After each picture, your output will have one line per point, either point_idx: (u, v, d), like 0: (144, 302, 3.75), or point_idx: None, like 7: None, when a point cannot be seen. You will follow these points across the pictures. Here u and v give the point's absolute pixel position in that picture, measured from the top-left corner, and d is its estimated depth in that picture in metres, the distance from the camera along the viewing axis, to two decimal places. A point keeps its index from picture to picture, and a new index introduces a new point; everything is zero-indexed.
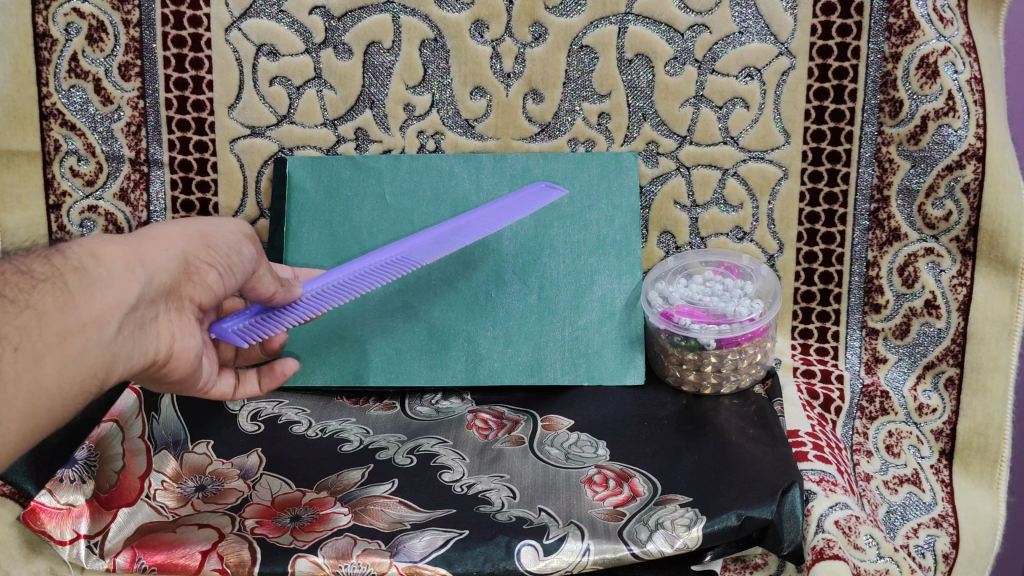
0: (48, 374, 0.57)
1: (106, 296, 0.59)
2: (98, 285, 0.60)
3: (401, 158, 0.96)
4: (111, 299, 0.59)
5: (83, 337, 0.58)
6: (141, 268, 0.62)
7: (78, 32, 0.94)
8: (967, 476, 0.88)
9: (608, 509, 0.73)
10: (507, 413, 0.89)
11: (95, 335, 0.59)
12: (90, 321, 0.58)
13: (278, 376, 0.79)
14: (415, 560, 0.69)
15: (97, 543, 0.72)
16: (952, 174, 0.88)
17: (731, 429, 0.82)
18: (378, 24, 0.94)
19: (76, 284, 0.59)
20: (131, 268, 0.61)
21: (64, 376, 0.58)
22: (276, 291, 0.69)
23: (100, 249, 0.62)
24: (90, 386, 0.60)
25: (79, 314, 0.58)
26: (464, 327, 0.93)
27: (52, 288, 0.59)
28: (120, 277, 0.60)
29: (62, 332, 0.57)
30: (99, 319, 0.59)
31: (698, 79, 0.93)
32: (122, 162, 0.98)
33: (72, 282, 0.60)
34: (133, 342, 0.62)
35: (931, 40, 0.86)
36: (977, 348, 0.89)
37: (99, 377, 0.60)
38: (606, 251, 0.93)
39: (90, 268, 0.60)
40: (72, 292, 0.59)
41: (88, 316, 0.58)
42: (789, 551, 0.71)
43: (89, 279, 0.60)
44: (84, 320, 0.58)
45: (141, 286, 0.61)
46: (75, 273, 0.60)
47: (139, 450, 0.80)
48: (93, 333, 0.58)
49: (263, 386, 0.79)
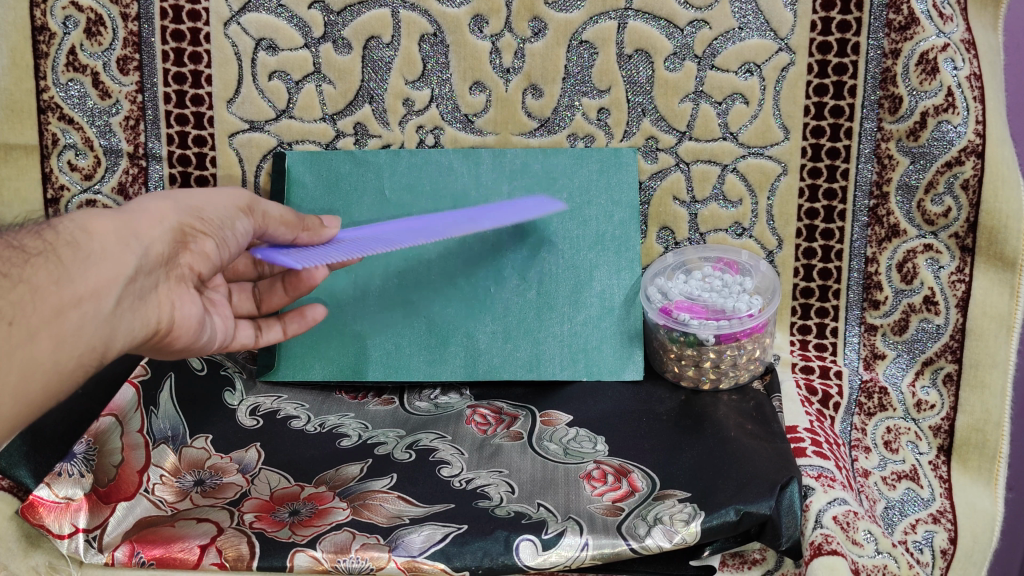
0: (42, 351, 0.57)
1: (102, 269, 0.59)
2: (93, 259, 0.59)
3: (401, 153, 0.96)
4: (108, 272, 0.59)
5: (80, 311, 0.58)
6: (136, 241, 0.61)
7: (76, 26, 0.94)
8: (965, 472, 0.88)
9: (607, 504, 0.73)
10: (506, 408, 0.90)
11: (93, 308, 0.59)
12: (87, 294, 0.58)
13: (307, 320, 0.81)
14: (414, 556, 0.69)
15: (97, 537, 0.72)
16: (952, 170, 0.88)
17: (730, 424, 0.82)
18: (378, 19, 0.94)
19: (70, 258, 0.59)
20: (127, 242, 0.61)
21: (60, 350, 0.58)
22: (299, 236, 0.74)
23: (92, 223, 0.61)
24: (89, 360, 0.60)
25: (75, 287, 0.58)
26: (463, 323, 0.93)
27: (46, 263, 0.58)
28: (115, 251, 0.60)
29: (59, 306, 0.57)
30: (96, 292, 0.59)
31: (697, 75, 0.93)
32: (121, 156, 0.98)
33: (65, 257, 0.59)
34: (132, 314, 0.62)
35: (931, 36, 0.86)
36: (976, 344, 0.89)
37: (99, 351, 0.60)
38: (605, 246, 0.93)
39: (83, 242, 0.60)
40: (67, 266, 0.58)
41: (85, 289, 0.58)
42: (788, 546, 0.71)
43: (83, 253, 0.59)
44: (81, 293, 0.58)
45: (138, 259, 0.61)
46: (68, 247, 0.60)
47: (138, 443, 0.79)
48: (90, 306, 0.58)
49: (287, 332, 0.81)
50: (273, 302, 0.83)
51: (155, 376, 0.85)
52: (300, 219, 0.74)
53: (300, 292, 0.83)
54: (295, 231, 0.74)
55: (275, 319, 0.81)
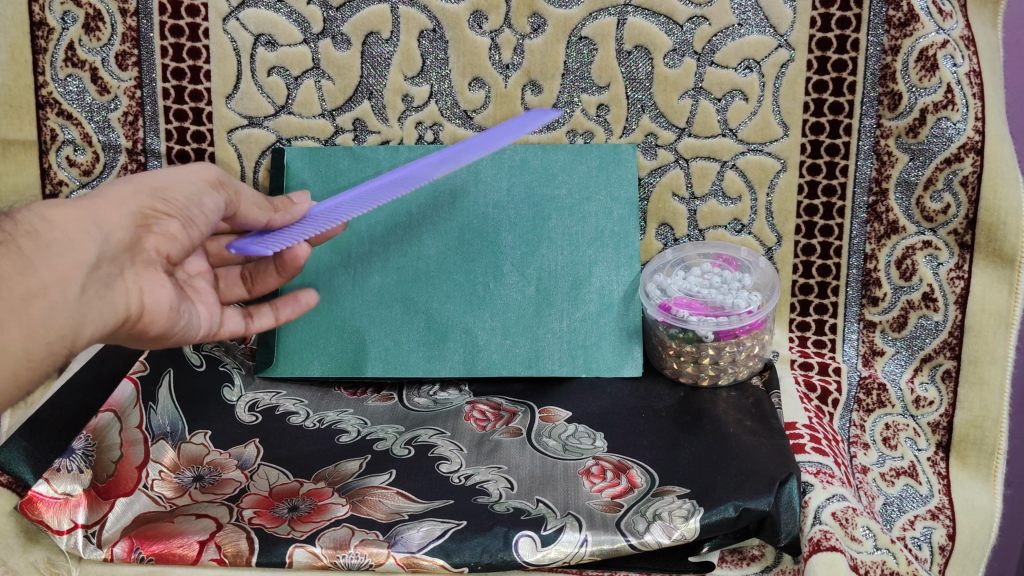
0: (13, 338, 0.57)
1: (64, 258, 0.59)
2: (54, 247, 0.59)
3: (400, 149, 0.96)
4: (70, 260, 0.59)
5: (47, 298, 0.58)
6: (96, 228, 0.61)
7: (75, 21, 0.94)
8: (964, 469, 0.89)
9: (606, 500, 0.73)
10: (505, 404, 0.90)
11: (58, 296, 0.58)
12: (51, 283, 0.58)
13: (300, 305, 0.81)
14: (413, 551, 0.69)
15: (95, 533, 0.72)
16: (951, 167, 0.88)
17: (728, 420, 0.82)
18: (377, 14, 0.94)
19: (31, 248, 0.59)
20: (87, 230, 0.61)
21: (30, 338, 0.58)
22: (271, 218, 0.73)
23: (53, 212, 0.61)
24: (59, 349, 0.60)
25: (39, 276, 0.58)
26: (463, 319, 0.93)
27: (8, 253, 0.58)
28: (76, 239, 0.60)
29: (25, 295, 0.57)
30: (60, 281, 0.58)
31: (697, 71, 0.93)
32: (119, 152, 0.98)
33: (26, 247, 0.59)
34: (99, 302, 0.61)
35: (931, 33, 0.86)
36: (975, 341, 0.89)
37: (68, 338, 0.60)
38: (604, 242, 0.93)
39: (43, 232, 0.60)
40: (29, 255, 0.58)
41: (49, 278, 0.58)
42: (786, 543, 0.71)
43: (44, 243, 0.59)
44: (46, 282, 0.58)
45: (100, 246, 0.61)
46: (28, 238, 0.59)
47: (137, 439, 0.79)
48: (55, 293, 0.58)
49: (278, 318, 0.81)
50: (267, 282, 0.84)
51: (154, 371, 0.86)
52: (270, 203, 0.73)
53: (290, 274, 0.82)
54: (268, 214, 0.72)
55: (266, 306, 0.81)
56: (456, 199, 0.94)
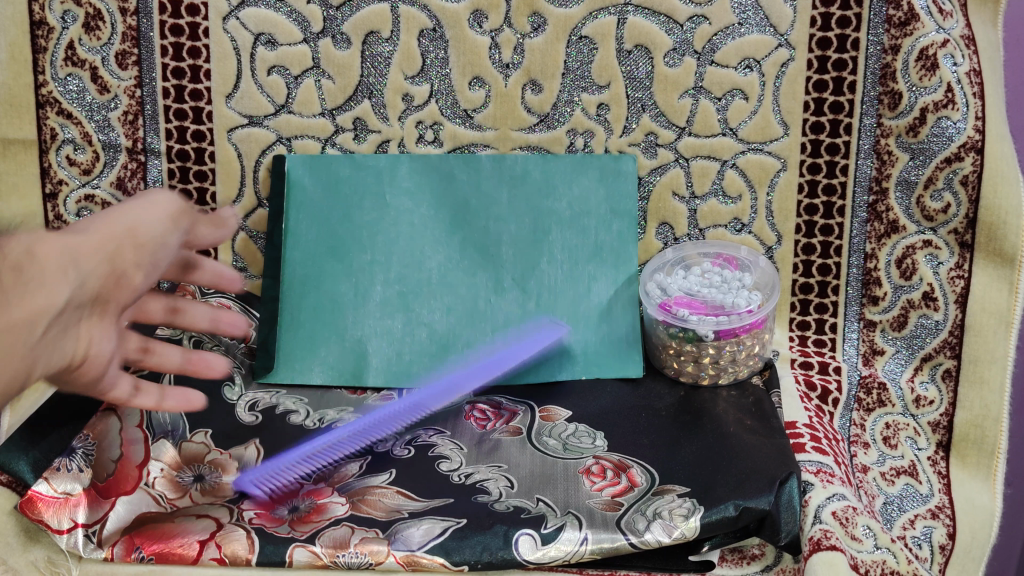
0: None
1: (38, 297, 0.55)
2: (32, 284, 0.55)
3: (402, 160, 0.96)
4: (44, 300, 0.55)
5: (14, 336, 0.53)
6: (74, 269, 0.58)
7: (75, 20, 0.94)
8: (964, 468, 0.89)
9: (606, 499, 0.73)
10: (506, 404, 0.89)
11: (23, 336, 0.54)
12: (21, 322, 0.53)
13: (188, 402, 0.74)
14: (413, 549, 0.69)
15: (96, 532, 0.71)
16: (951, 166, 0.88)
17: (729, 419, 0.82)
18: (377, 13, 0.94)
19: (12, 282, 0.54)
20: (67, 270, 0.57)
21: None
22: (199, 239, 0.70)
23: (37, 246, 0.56)
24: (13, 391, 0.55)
25: (11, 312, 0.53)
26: (465, 332, 0.93)
27: None
28: (54, 278, 0.56)
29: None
30: (31, 320, 0.54)
31: (697, 70, 0.93)
32: (119, 151, 0.98)
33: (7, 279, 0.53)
34: (56, 344, 0.57)
35: (931, 32, 0.86)
36: (975, 340, 0.89)
37: (22, 379, 0.54)
38: (603, 258, 0.94)
39: (26, 266, 0.55)
40: (9, 290, 0.53)
41: (20, 315, 0.53)
42: (786, 542, 0.71)
43: (25, 279, 0.55)
44: (16, 318, 0.53)
45: (74, 289, 0.57)
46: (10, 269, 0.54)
47: (138, 438, 0.79)
48: (22, 333, 0.54)
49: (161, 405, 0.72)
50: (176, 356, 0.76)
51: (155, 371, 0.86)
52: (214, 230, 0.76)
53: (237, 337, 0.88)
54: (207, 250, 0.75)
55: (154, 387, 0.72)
56: (458, 211, 0.95)
